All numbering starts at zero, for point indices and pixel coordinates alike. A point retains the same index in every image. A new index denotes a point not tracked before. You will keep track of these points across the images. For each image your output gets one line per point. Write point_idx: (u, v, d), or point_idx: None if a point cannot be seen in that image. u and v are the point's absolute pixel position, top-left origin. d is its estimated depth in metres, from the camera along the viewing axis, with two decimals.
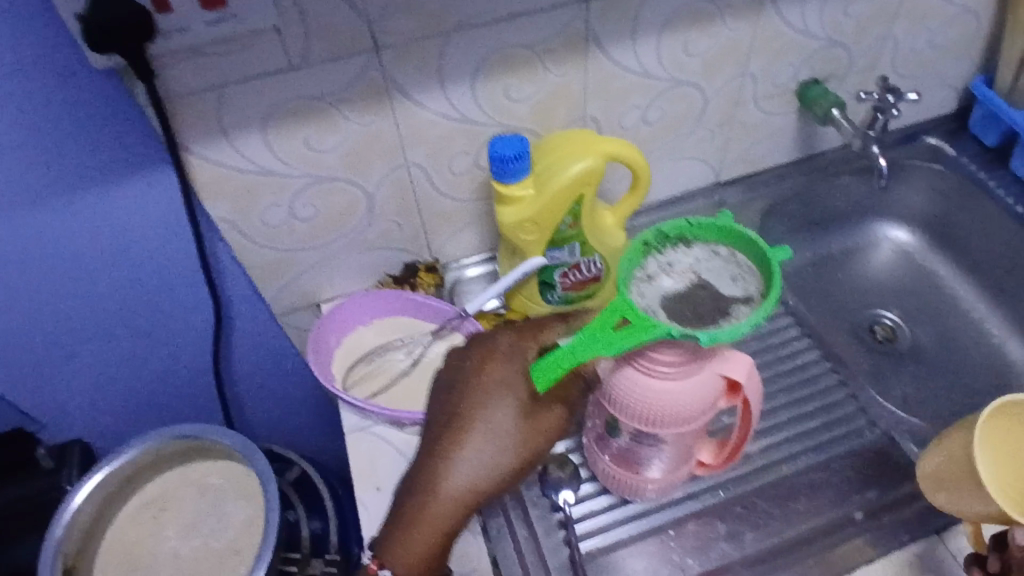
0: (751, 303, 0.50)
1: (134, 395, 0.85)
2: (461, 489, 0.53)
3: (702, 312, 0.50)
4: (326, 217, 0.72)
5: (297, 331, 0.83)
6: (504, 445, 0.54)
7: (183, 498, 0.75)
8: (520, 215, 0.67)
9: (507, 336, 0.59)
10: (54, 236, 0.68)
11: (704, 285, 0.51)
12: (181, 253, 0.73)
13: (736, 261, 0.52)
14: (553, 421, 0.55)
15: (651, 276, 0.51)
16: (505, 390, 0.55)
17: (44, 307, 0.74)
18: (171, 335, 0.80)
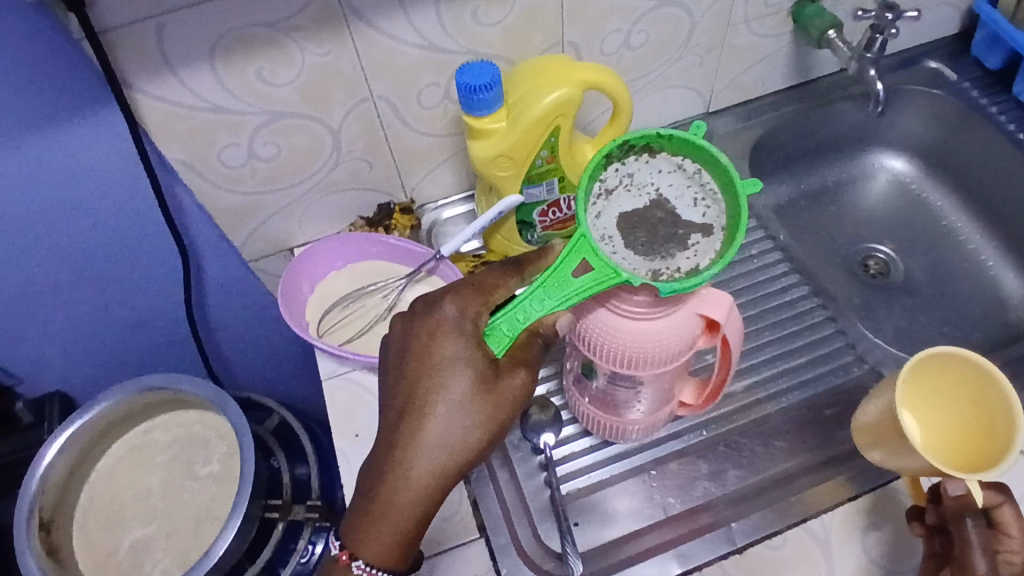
0: (709, 233, 0.48)
1: (108, 346, 0.84)
2: (425, 477, 0.49)
3: (656, 238, 0.48)
4: (290, 157, 0.68)
5: (271, 277, 0.81)
6: (469, 424, 0.50)
7: (159, 450, 0.75)
8: (492, 149, 0.63)
9: (453, 302, 0.52)
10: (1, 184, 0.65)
11: (664, 204, 0.49)
12: (140, 200, 0.70)
13: (701, 182, 0.49)
14: (515, 391, 0.51)
15: (609, 192, 0.49)
16: (460, 366, 0.50)
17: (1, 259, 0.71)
18: (141, 284, 0.78)
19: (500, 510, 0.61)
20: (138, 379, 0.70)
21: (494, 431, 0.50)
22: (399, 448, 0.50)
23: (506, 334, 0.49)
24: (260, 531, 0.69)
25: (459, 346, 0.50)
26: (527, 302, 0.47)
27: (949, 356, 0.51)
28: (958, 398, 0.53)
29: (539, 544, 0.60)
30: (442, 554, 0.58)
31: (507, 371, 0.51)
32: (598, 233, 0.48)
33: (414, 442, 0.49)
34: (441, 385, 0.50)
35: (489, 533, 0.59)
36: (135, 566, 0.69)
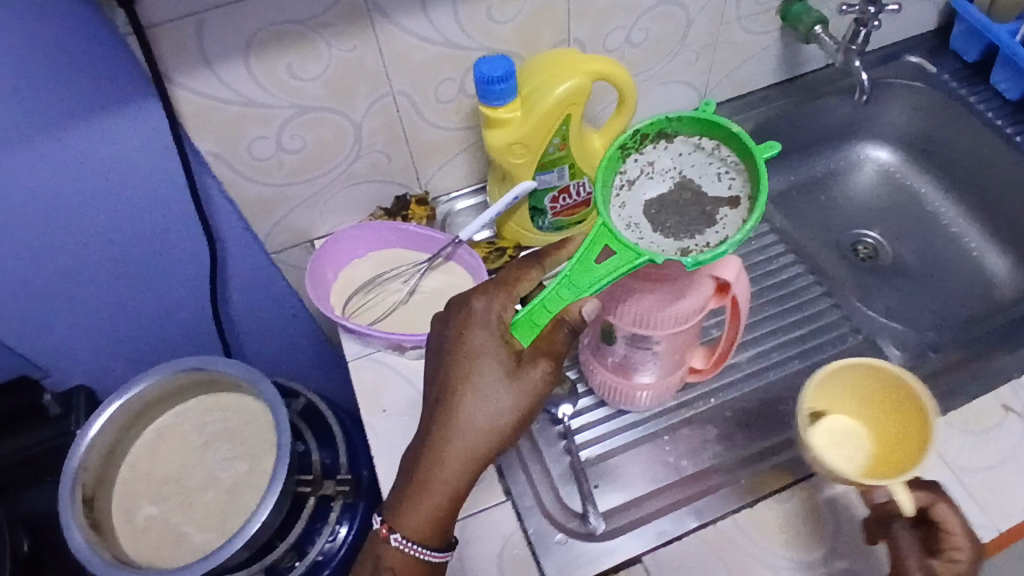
0: (735, 203, 0.52)
1: (133, 339, 0.87)
2: (461, 458, 0.53)
3: (684, 217, 0.52)
4: (314, 148, 0.72)
5: (291, 269, 0.84)
6: (498, 408, 0.53)
7: (192, 433, 0.77)
8: (508, 137, 0.68)
9: (480, 297, 0.57)
10: (43, 176, 0.68)
11: (688, 184, 0.54)
12: (170, 191, 0.73)
13: (721, 156, 0.54)
14: (539, 381, 0.54)
15: (631, 182, 0.54)
16: (489, 354, 0.54)
17: (38, 251, 0.74)
18: (167, 277, 0.81)
19: (525, 476, 0.64)
20: (174, 361, 0.73)
21: (523, 416, 0.54)
22: (436, 429, 0.54)
23: (533, 323, 0.52)
24: (293, 505, 0.72)
25: (487, 336, 0.55)
26: (557, 292, 0.50)
27: (866, 367, 0.57)
28: (869, 406, 0.59)
29: (561, 505, 0.63)
30: (471, 517, 0.61)
31: (531, 361, 0.54)
32: (625, 220, 0.52)
33: (449, 425, 0.53)
34: (472, 373, 0.54)
35: (514, 497, 0.63)
36: (169, 544, 0.72)
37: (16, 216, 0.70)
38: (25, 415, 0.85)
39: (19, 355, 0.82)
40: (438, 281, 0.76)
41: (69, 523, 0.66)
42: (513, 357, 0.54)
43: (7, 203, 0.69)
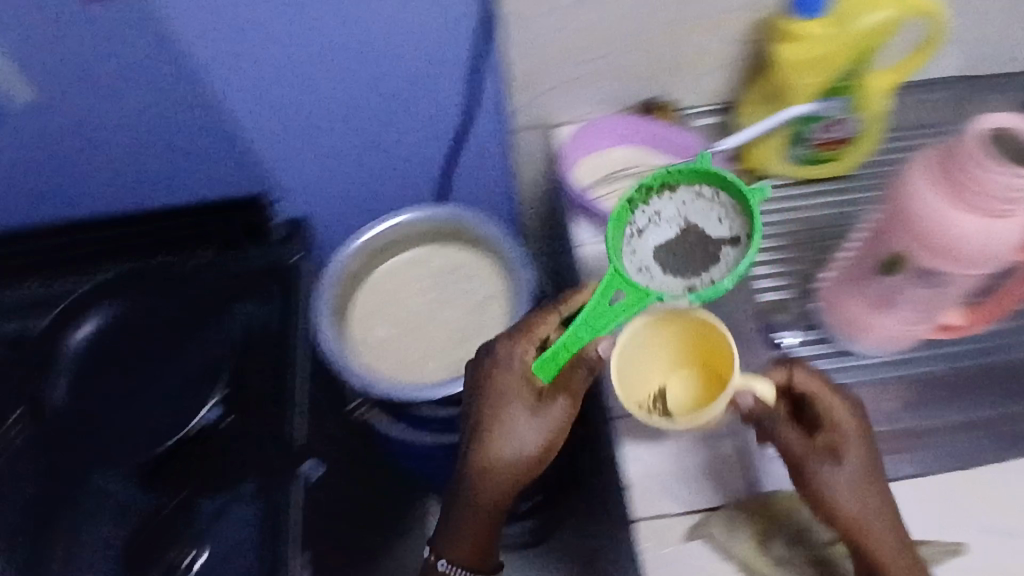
0: (738, 243, 0.60)
1: (361, 185, 0.92)
2: (499, 483, 0.65)
3: (695, 258, 0.61)
4: (596, 32, 0.73)
5: (524, 149, 0.87)
6: (524, 442, 0.65)
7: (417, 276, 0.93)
8: (804, 54, 0.69)
9: (506, 342, 0.67)
10: (356, 17, 0.71)
11: (692, 228, 0.61)
12: (446, 54, 0.76)
13: (720, 203, 0.61)
14: (560, 413, 0.64)
15: (640, 231, 0.62)
16: (518, 401, 0.65)
17: (319, 85, 0.78)
18: (415, 131, 0.85)
19: None
20: (439, 206, 0.90)
21: (545, 448, 0.65)
22: (471, 477, 0.66)
23: (552, 361, 0.63)
24: None
25: (518, 385, 0.65)
26: (574, 335, 0.61)
27: (675, 314, 0.63)
28: (665, 348, 0.65)
29: None
30: None
31: (552, 395, 0.64)
32: (639, 266, 0.61)
33: (482, 463, 0.65)
34: (509, 420, 0.65)
35: None
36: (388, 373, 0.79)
37: (308, 52, 0.74)
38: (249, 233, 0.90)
39: (261, 175, 0.88)
40: None
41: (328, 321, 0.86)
42: (534, 393, 0.65)
43: (314, 35, 0.72)
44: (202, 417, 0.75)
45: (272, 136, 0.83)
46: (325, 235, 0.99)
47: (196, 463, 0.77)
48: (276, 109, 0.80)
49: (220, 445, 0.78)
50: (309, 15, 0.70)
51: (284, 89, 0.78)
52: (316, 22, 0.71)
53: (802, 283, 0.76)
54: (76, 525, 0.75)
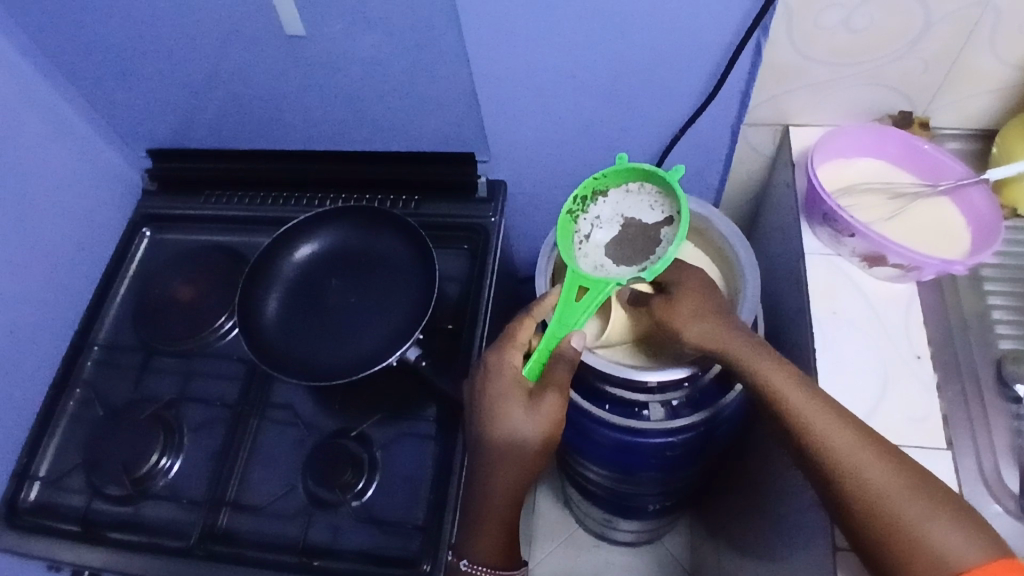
0: (671, 222, 0.69)
1: (565, 162, 0.90)
2: (508, 483, 0.68)
3: (637, 244, 0.70)
4: (876, 32, 0.69)
5: (745, 146, 0.85)
6: (525, 440, 0.66)
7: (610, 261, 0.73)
8: None
9: (494, 350, 0.69)
10: None
11: (631, 221, 0.71)
12: (701, 44, 0.71)
13: (648, 193, 0.72)
14: (552, 407, 0.66)
15: (587, 235, 0.72)
16: (513, 402, 0.66)
17: (559, 59, 0.75)
18: (639, 118, 0.82)
19: (970, 438, 0.62)
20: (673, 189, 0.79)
21: (546, 444, 0.67)
22: (481, 480, 0.69)
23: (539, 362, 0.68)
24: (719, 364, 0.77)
25: (501, 383, 0.67)
26: (552, 333, 0.67)
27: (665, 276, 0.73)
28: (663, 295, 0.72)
29: (998, 480, 0.60)
30: (911, 448, 0.62)
31: (542, 391, 0.67)
32: (591, 265, 0.70)
33: (492, 465, 0.68)
34: (497, 416, 0.66)
35: (955, 450, 0.62)
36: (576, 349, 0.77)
37: (567, 18, 0.70)
38: (457, 185, 0.92)
39: (480, 134, 0.87)
40: (928, 210, 0.72)
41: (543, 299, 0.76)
42: (526, 393, 0.67)
43: (573, 8, 0.69)
44: (401, 355, 0.76)
45: (493, 103, 0.82)
46: (516, 205, 0.99)
47: (379, 392, 0.83)
48: (507, 77, 0.78)
49: (406, 382, 0.83)
50: None
51: (530, 51, 0.75)
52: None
53: None
54: (261, 426, 0.83)
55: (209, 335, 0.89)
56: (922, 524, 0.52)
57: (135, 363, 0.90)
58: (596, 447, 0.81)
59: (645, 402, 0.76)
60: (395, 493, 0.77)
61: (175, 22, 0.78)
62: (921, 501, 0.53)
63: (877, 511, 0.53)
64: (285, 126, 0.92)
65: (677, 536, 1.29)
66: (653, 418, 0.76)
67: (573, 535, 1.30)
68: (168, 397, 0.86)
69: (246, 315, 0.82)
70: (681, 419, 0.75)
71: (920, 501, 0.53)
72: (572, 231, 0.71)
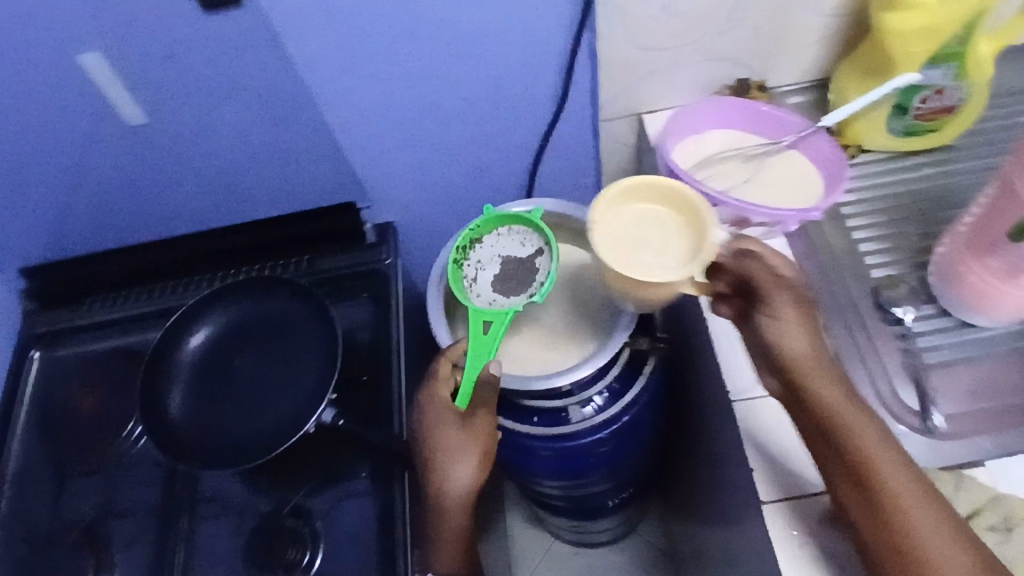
0: (542, 253, 0.73)
1: (446, 192, 0.91)
2: (457, 499, 0.72)
3: (517, 275, 0.72)
4: (694, 15, 0.72)
5: (610, 138, 0.87)
6: (463, 455, 0.70)
7: (645, 255, 0.65)
8: (912, 24, 0.66)
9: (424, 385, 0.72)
10: (449, 20, 0.69)
11: (506, 259, 0.74)
12: (541, 52, 0.74)
13: (515, 233, 0.75)
14: (483, 427, 0.71)
15: (472, 278, 0.73)
16: (447, 423, 0.70)
17: (410, 93, 0.76)
18: (503, 135, 0.83)
19: (864, 371, 0.65)
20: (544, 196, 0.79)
21: (484, 456, 0.71)
22: (433, 496, 0.73)
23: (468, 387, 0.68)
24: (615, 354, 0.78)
25: (435, 413, 0.71)
26: (472, 365, 0.68)
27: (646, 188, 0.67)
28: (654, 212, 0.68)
29: (897, 400, 0.64)
30: None
31: (473, 412, 0.71)
32: (484, 302, 0.71)
33: (439, 483, 0.71)
34: (439, 435, 0.70)
35: (853, 383, 0.65)
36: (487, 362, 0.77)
37: (405, 52, 0.72)
38: (343, 236, 0.92)
39: (356, 180, 0.88)
40: (780, 166, 0.76)
41: (440, 327, 0.75)
42: (458, 414, 0.71)
43: (407, 42, 0.71)
44: (318, 418, 0.74)
45: (363, 148, 0.83)
46: (409, 242, 0.99)
47: (308, 461, 0.81)
48: (366, 121, 0.79)
49: (329, 443, 0.81)
50: (403, 22, 0.68)
51: (380, 91, 0.76)
52: (412, 27, 0.69)
53: (913, 259, 0.72)
54: (195, 524, 0.80)
55: (122, 444, 0.86)
56: (954, 575, 0.50)
57: (47, 493, 0.85)
58: (535, 461, 0.81)
59: (565, 406, 0.76)
60: (343, 559, 0.75)
61: (7, 137, 0.75)
62: (962, 549, 0.50)
63: (907, 550, 0.51)
64: (155, 211, 0.89)
65: (651, 522, 1.30)
66: (576, 419, 0.77)
67: (551, 546, 1.30)
68: (91, 518, 0.82)
69: (150, 417, 0.78)
70: (603, 414, 0.76)
71: (960, 550, 0.50)
72: (457, 277, 0.73)
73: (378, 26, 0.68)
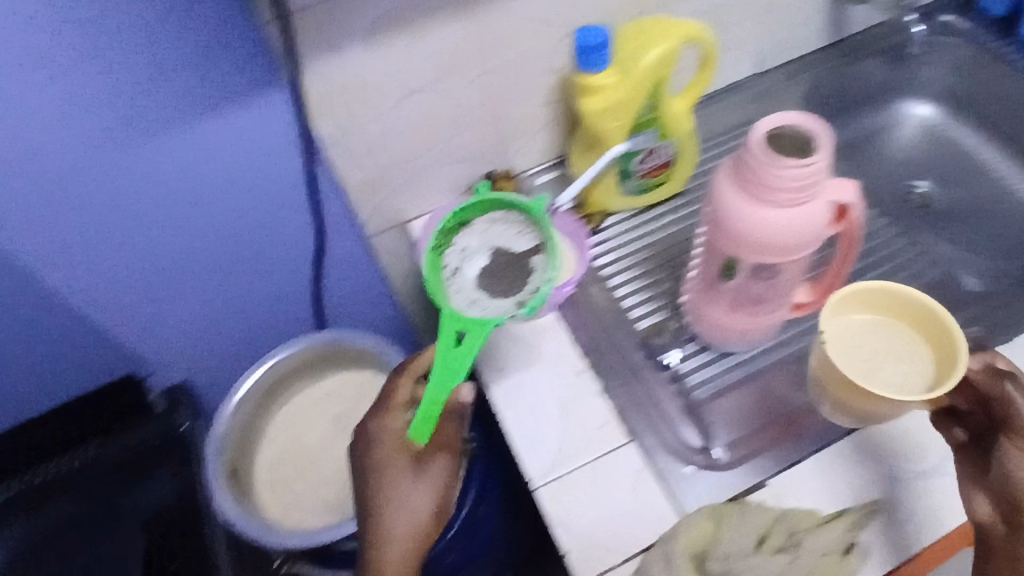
0: (540, 253, 0.67)
1: (236, 331, 0.92)
2: (401, 560, 0.60)
3: (505, 276, 0.66)
4: (416, 130, 0.75)
5: (384, 251, 0.87)
6: (417, 503, 0.62)
7: (887, 373, 0.61)
8: (605, 102, 0.71)
9: (371, 420, 0.65)
10: (171, 171, 0.72)
11: (500, 250, 0.68)
12: (280, 180, 0.77)
13: (506, 220, 0.69)
14: (440, 470, 0.64)
15: (455, 268, 0.67)
16: (399, 471, 0.63)
17: (159, 244, 0.78)
18: (273, 261, 0.85)
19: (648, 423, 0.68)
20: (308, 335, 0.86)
21: (437, 513, 0.63)
22: (372, 555, 0.61)
23: (424, 428, 0.62)
24: None
25: (388, 451, 0.63)
26: (438, 388, 0.60)
27: (875, 292, 0.62)
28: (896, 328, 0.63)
29: (680, 441, 0.68)
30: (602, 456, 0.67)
31: (431, 454, 0.64)
32: (463, 305, 0.64)
33: (380, 550, 0.61)
34: (395, 480, 0.62)
35: (638, 437, 0.67)
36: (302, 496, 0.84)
37: (137, 207, 0.73)
38: (129, 410, 0.93)
39: (136, 337, 0.87)
40: None
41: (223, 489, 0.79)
42: (411, 456, 0.63)
43: (134, 199, 0.73)
44: None
45: (129, 309, 0.83)
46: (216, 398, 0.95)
47: None
48: (123, 280, 0.79)
49: None
50: (122, 181, 0.71)
51: (124, 248, 0.77)
52: (135, 182, 0.71)
53: (671, 302, 0.78)
54: None
55: None
56: None
57: None
58: None
59: None
60: None
61: None
62: None
63: None
64: None
65: None
66: None
67: None
68: None
69: None
70: None
71: None
72: (439, 265, 0.67)
73: (102, 187, 0.70)
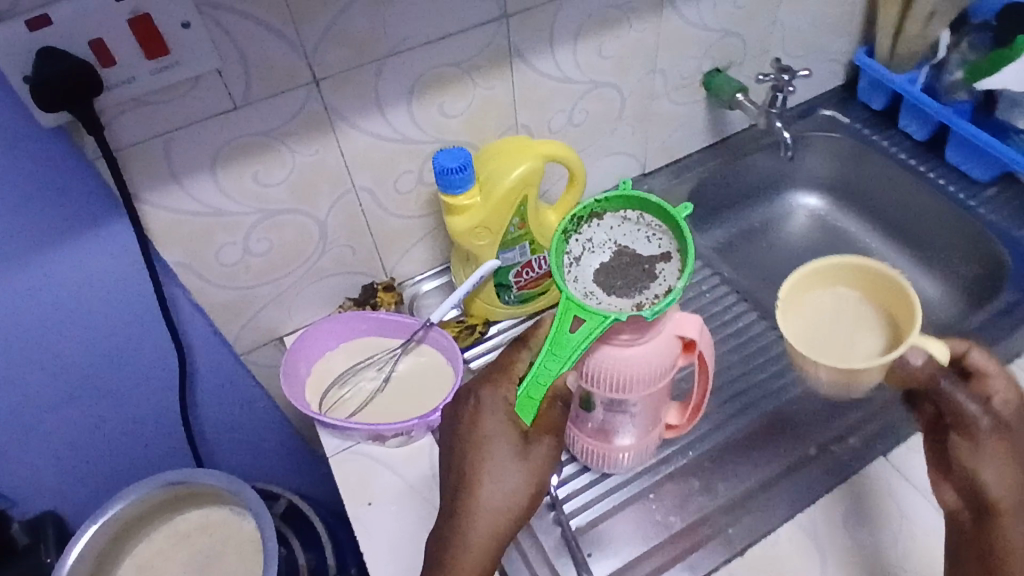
0: (670, 259, 0.54)
1: (101, 462, 0.84)
2: (484, 540, 0.52)
3: (629, 277, 0.54)
4: (279, 251, 0.72)
5: (261, 366, 0.83)
6: (512, 486, 0.53)
7: (858, 343, 0.56)
8: (471, 222, 0.70)
9: (487, 389, 0.55)
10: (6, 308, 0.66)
11: (624, 249, 0.56)
12: (135, 311, 0.72)
13: (645, 223, 0.56)
14: (544, 455, 0.55)
15: (578, 258, 0.55)
16: (497, 441, 0.54)
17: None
18: (136, 389, 0.79)
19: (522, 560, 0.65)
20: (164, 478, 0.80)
21: (534, 492, 0.54)
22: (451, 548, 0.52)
23: (530, 406, 0.53)
24: None
25: (495, 424, 0.54)
26: (541, 370, 0.51)
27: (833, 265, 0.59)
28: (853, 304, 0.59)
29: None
30: None
31: (537, 435, 0.55)
32: (581, 291, 0.53)
33: (469, 513, 0.52)
34: (483, 461, 0.53)
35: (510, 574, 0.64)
36: None
37: None
38: None
39: None
40: (411, 367, 0.78)
41: None
42: (520, 434, 0.54)
43: None
44: None
45: None
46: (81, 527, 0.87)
47: None
48: None
49: None
50: None
51: None
52: None
53: None
54: None
55: None
56: None
57: None
58: None
59: None
60: None
61: None
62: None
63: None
64: None
65: None
66: None
67: None
68: None
69: None
70: None
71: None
72: (560, 254, 0.55)
73: None
